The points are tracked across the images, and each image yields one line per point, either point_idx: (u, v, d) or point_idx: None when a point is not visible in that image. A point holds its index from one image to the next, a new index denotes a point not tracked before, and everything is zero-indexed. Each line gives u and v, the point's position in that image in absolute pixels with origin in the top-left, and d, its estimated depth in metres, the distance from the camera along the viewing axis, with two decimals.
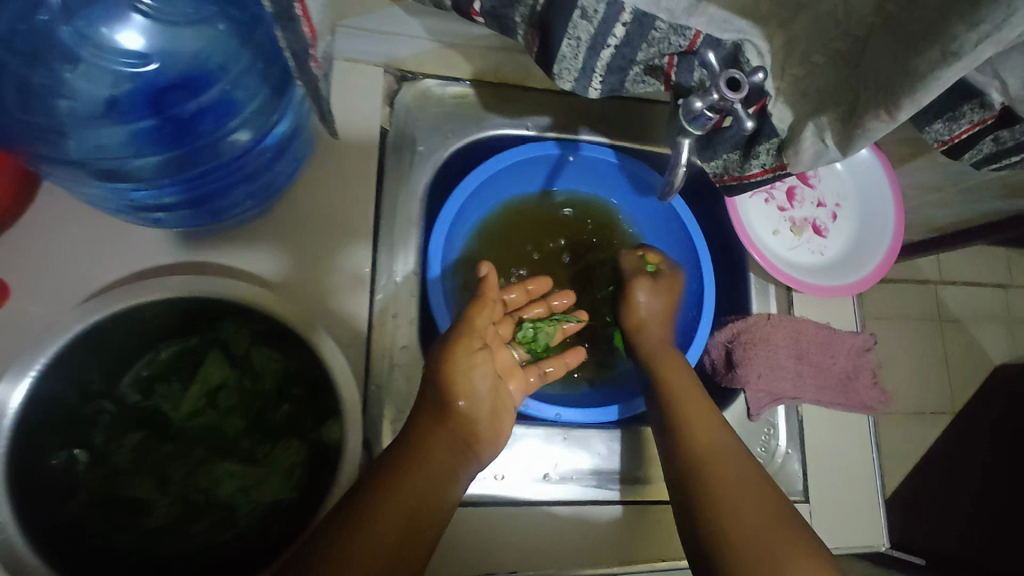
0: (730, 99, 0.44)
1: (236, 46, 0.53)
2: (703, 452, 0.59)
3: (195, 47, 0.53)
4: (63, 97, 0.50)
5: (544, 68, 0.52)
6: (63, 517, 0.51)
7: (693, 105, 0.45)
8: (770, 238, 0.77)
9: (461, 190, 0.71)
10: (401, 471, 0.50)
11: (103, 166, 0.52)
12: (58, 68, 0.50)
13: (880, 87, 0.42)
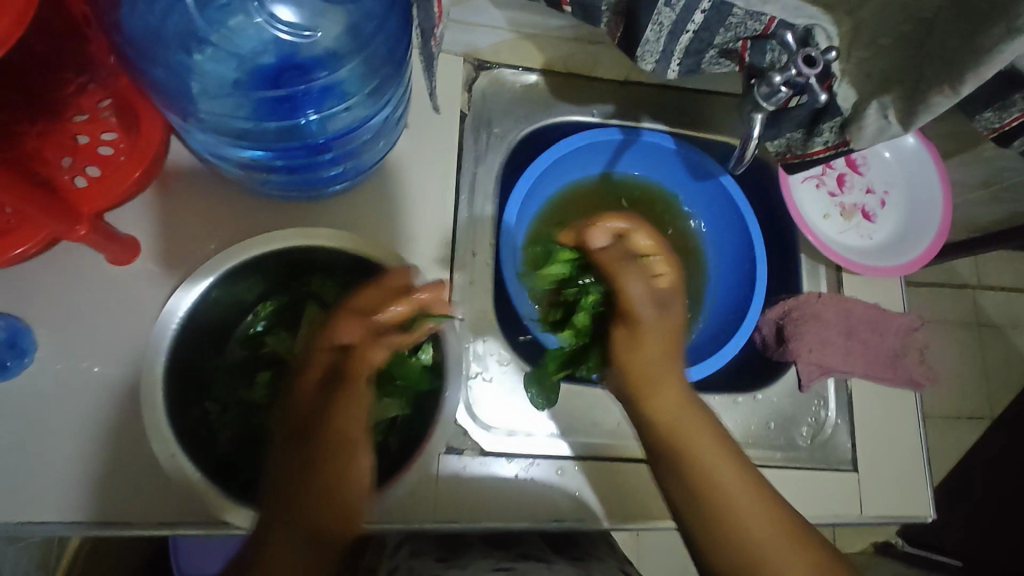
0: (808, 73, 0.49)
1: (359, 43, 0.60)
2: (719, 482, 0.56)
3: (322, 36, 0.59)
4: (195, 76, 0.57)
5: (627, 52, 0.58)
6: (215, 454, 0.56)
7: (772, 80, 0.50)
8: (820, 222, 0.82)
9: (533, 169, 0.76)
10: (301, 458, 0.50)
11: (225, 126, 0.60)
12: (193, 50, 0.57)
13: (945, 65, 0.47)
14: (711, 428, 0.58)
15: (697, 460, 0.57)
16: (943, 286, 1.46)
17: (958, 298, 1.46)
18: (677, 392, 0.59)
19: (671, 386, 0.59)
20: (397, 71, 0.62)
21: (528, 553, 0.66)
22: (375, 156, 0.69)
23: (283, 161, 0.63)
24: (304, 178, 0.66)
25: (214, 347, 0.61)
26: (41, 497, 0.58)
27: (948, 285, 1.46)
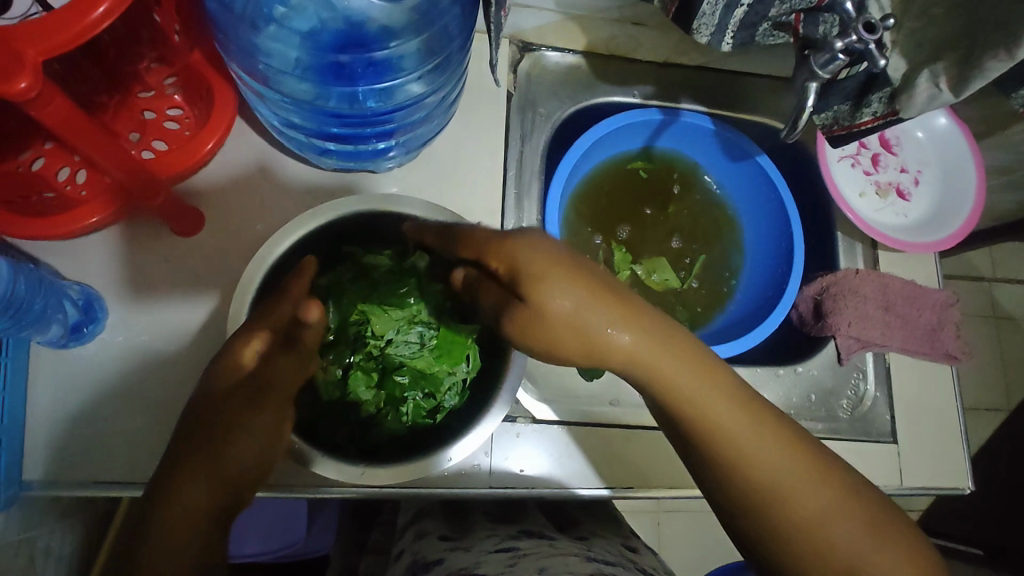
0: (868, 38, 0.51)
1: (415, 20, 0.61)
2: (731, 447, 0.49)
3: (379, 14, 0.61)
4: (263, 55, 0.59)
5: (683, 27, 0.60)
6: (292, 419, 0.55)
7: (831, 46, 0.52)
8: (857, 200, 0.83)
9: (577, 147, 0.78)
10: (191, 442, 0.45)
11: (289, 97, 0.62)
12: (261, 28, 0.58)
13: (999, 29, 0.49)
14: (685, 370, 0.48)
15: (713, 430, 0.49)
16: (962, 278, 1.48)
17: (977, 290, 1.48)
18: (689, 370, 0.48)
19: (674, 364, 0.47)
20: (455, 49, 0.64)
21: (532, 529, 0.66)
22: (428, 133, 0.71)
23: (341, 133, 0.66)
24: (359, 150, 0.69)
25: None
26: (114, 456, 0.61)
27: (967, 277, 1.48)
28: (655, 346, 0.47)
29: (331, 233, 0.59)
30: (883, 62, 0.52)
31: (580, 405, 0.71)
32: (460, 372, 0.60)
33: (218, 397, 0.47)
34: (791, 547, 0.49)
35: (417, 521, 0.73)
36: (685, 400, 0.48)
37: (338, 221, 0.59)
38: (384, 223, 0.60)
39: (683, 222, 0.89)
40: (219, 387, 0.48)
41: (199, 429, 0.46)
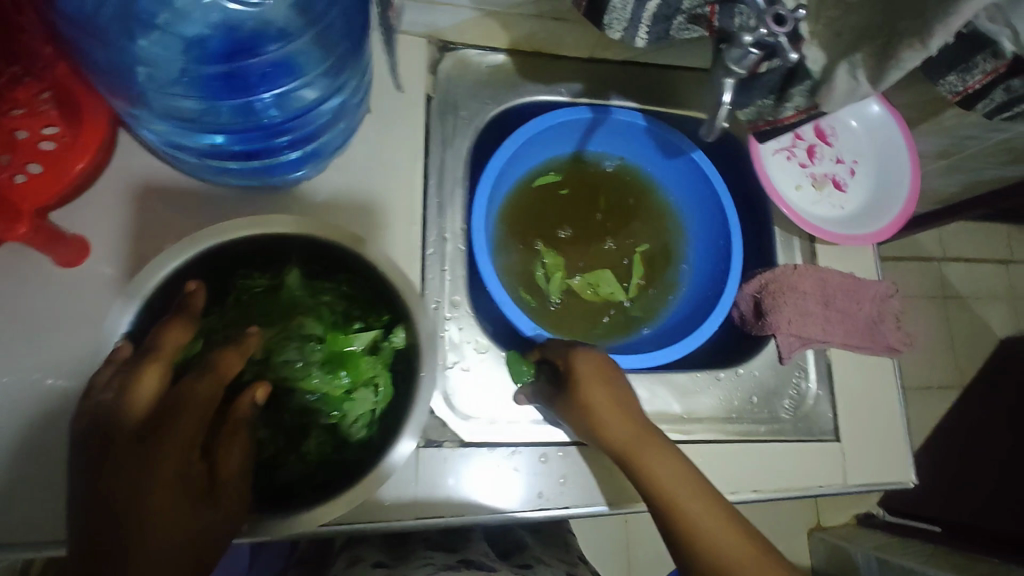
0: (777, 32, 0.48)
1: (303, 16, 0.57)
2: (703, 539, 0.51)
3: (266, 15, 0.56)
4: (142, 64, 0.53)
5: (594, 21, 0.56)
6: None
7: (741, 40, 0.49)
8: (793, 193, 0.81)
9: (502, 150, 0.74)
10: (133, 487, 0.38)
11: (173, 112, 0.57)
12: (137, 36, 0.53)
13: (914, 19, 0.46)
14: (675, 468, 0.55)
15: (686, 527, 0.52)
16: (910, 260, 1.49)
17: (925, 271, 1.49)
18: (677, 466, 0.55)
19: (665, 467, 0.55)
20: (354, 48, 0.60)
21: (472, 558, 0.63)
22: (338, 143, 0.67)
23: (242, 146, 0.61)
24: (266, 163, 0.63)
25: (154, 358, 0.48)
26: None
27: (914, 259, 1.49)
28: (649, 441, 0.56)
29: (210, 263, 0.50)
30: (795, 55, 0.49)
31: (514, 420, 0.68)
32: (368, 398, 0.52)
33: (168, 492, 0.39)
34: None
35: (351, 548, 0.70)
36: (663, 487, 0.54)
37: (216, 251, 0.49)
38: (268, 245, 0.51)
39: (621, 221, 0.86)
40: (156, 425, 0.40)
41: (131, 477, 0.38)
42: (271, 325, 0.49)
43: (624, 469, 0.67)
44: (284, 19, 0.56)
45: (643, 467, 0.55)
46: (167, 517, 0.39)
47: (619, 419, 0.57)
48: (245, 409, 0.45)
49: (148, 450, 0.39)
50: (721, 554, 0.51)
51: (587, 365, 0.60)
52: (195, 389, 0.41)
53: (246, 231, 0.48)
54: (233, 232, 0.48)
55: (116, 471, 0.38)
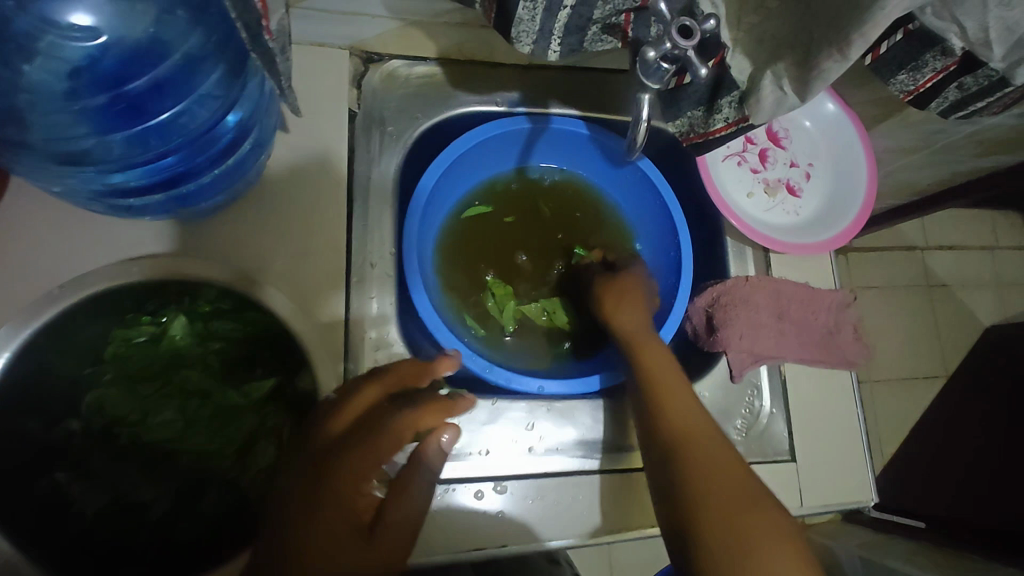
0: (683, 47, 0.43)
1: (189, 27, 0.53)
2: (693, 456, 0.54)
3: (146, 31, 0.53)
4: (20, 91, 0.50)
5: (503, 34, 0.52)
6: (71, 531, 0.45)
7: (647, 55, 0.45)
8: (745, 201, 0.78)
9: (434, 167, 0.71)
10: (336, 460, 0.44)
11: (60, 151, 0.51)
12: (15, 63, 0.50)
13: (831, 26, 0.42)
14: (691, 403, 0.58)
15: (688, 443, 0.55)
16: (892, 250, 1.44)
17: (907, 260, 1.44)
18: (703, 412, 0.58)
19: (682, 400, 0.58)
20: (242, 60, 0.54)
21: None
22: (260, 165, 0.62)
23: (154, 176, 0.55)
24: (182, 192, 0.57)
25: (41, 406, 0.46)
26: None
27: (897, 249, 1.44)
28: (676, 370, 0.61)
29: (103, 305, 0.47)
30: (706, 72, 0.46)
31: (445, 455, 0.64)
32: (268, 450, 0.48)
33: (342, 480, 0.44)
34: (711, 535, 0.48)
35: None
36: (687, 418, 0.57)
37: (93, 303, 0.47)
38: (145, 294, 0.48)
39: (570, 235, 0.81)
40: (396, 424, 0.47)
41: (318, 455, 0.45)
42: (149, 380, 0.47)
43: (563, 502, 0.64)
44: (160, 25, 0.53)
45: (657, 384, 0.60)
46: (326, 530, 0.43)
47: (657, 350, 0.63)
48: (431, 455, 0.48)
49: (349, 450, 0.45)
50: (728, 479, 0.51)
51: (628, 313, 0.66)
52: (384, 423, 0.46)
53: (119, 280, 0.47)
54: (104, 281, 0.47)
55: (329, 462, 0.44)
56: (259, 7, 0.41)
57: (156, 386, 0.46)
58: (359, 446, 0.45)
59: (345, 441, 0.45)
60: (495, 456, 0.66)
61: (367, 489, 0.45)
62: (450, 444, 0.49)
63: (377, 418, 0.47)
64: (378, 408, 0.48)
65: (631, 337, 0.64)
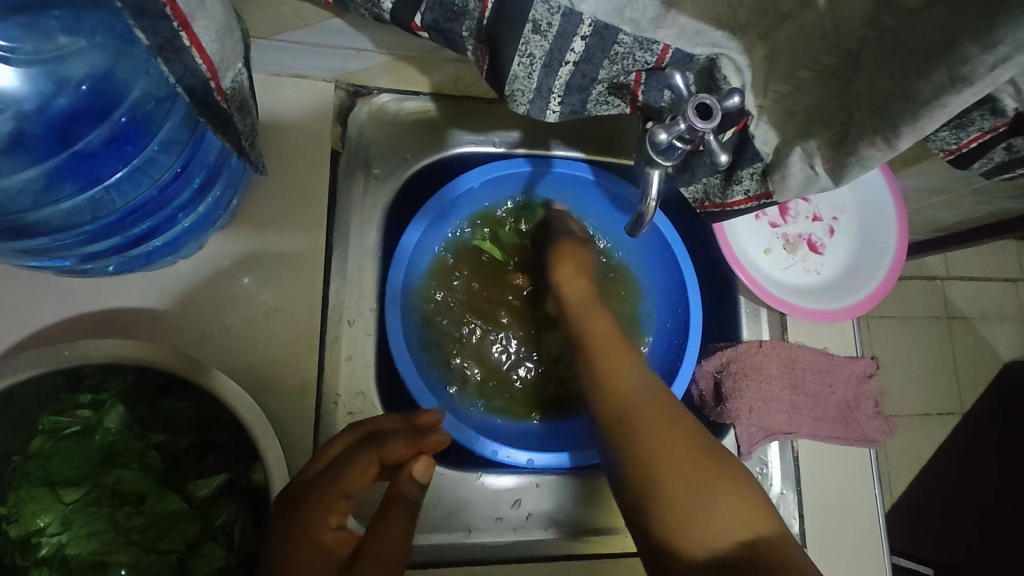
0: (700, 129, 0.39)
1: (139, 67, 0.47)
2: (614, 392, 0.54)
3: (87, 77, 0.46)
4: None
5: (496, 90, 0.46)
6: None
7: (657, 136, 0.41)
8: (761, 258, 0.71)
9: (423, 214, 0.65)
10: (308, 495, 0.42)
11: (4, 223, 0.44)
12: None
13: (876, 110, 0.36)
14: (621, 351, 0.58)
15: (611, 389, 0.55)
16: (912, 279, 1.27)
17: (925, 290, 1.27)
18: (640, 375, 0.55)
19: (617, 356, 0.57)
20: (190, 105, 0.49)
21: None
22: (230, 211, 0.57)
23: (119, 237, 0.49)
24: (148, 248, 0.52)
25: None
26: None
27: (916, 279, 1.27)
28: (611, 344, 0.58)
29: (38, 394, 0.42)
30: (726, 153, 0.41)
31: (422, 536, 0.59)
32: (216, 552, 0.43)
33: (323, 513, 0.42)
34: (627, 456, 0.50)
35: None
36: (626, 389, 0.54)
37: (8, 395, 0.41)
38: (76, 374, 0.43)
39: None
40: (368, 453, 0.46)
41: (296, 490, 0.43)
42: (75, 484, 0.41)
43: None
44: (109, 66, 0.46)
45: (596, 363, 0.57)
46: (318, 549, 0.40)
47: (598, 322, 0.60)
48: (408, 486, 0.45)
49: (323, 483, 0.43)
50: (654, 441, 0.49)
51: (573, 287, 0.63)
52: (358, 456, 0.45)
53: (44, 367, 0.41)
54: (27, 370, 0.41)
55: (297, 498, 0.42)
56: (205, 69, 0.36)
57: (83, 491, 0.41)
58: (322, 491, 0.42)
59: (322, 477, 0.44)
60: (476, 536, 0.61)
61: (338, 522, 0.42)
62: (425, 473, 0.46)
63: (345, 458, 0.45)
64: (351, 447, 0.46)
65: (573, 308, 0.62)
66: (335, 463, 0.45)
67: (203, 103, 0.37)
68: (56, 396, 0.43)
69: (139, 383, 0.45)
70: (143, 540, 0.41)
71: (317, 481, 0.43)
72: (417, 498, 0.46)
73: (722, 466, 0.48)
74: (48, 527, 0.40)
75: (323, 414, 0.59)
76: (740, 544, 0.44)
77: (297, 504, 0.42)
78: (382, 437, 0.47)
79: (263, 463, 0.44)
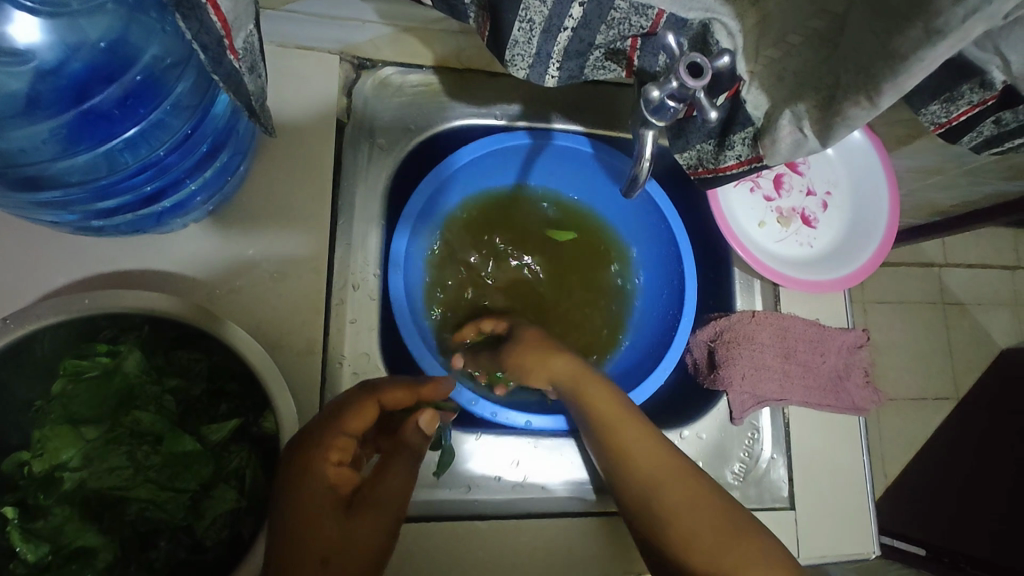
0: (692, 87, 0.41)
1: (156, 30, 0.48)
2: (614, 438, 0.56)
3: (105, 38, 0.48)
4: None
5: (497, 55, 0.47)
6: None
7: (651, 94, 0.43)
8: (756, 231, 0.73)
9: (425, 184, 0.66)
10: (309, 441, 0.44)
11: (22, 173, 0.47)
12: None
13: (861, 71, 0.38)
14: (608, 391, 0.59)
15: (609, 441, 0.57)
16: (908, 265, 1.28)
17: (922, 276, 1.28)
18: (661, 465, 0.55)
19: (602, 395, 0.58)
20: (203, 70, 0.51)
21: None
22: (239, 179, 0.59)
23: (132, 194, 0.51)
24: (157, 210, 0.54)
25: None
26: None
27: (913, 265, 1.28)
28: (625, 422, 0.57)
29: (68, 337, 0.46)
30: (717, 111, 0.43)
31: (423, 493, 0.61)
32: (228, 495, 0.45)
33: (321, 454, 0.43)
34: (649, 527, 0.54)
35: None
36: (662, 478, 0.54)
37: (30, 339, 0.44)
38: (89, 328, 0.46)
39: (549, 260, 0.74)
40: (365, 402, 0.48)
41: (297, 436, 0.45)
42: (95, 423, 0.43)
43: (544, 548, 0.60)
44: (123, 29, 0.48)
45: (593, 414, 0.58)
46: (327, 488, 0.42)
47: (606, 403, 0.58)
48: (410, 433, 0.49)
49: (320, 431, 0.45)
50: (698, 541, 0.51)
51: (560, 364, 0.61)
52: (350, 407, 0.47)
53: (66, 314, 0.44)
54: (48, 317, 0.44)
55: (298, 443, 0.44)
56: (220, 26, 0.37)
57: (103, 430, 0.43)
58: (325, 432, 0.45)
59: (324, 421, 0.46)
60: (476, 493, 0.63)
61: (339, 459, 0.44)
62: (431, 423, 0.49)
63: (340, 408, 0.47)
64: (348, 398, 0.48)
65: (571, 387, 0.60)
66: (332, 417, 0.46)
67: (217, 60, 0.39)
68: (79, 341, 0.46)
69: (152, 335, 0.47)
70: (160, 478, 0.43)
71: (321, 424, 0.46)
72: (419, 445, 0.49)
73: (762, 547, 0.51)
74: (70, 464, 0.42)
75: (329, 375, 0.61)
76: None
77: (300, 452, 0.43)
78: (379, 386, 0.50)
79: (274, 413, 0.46)
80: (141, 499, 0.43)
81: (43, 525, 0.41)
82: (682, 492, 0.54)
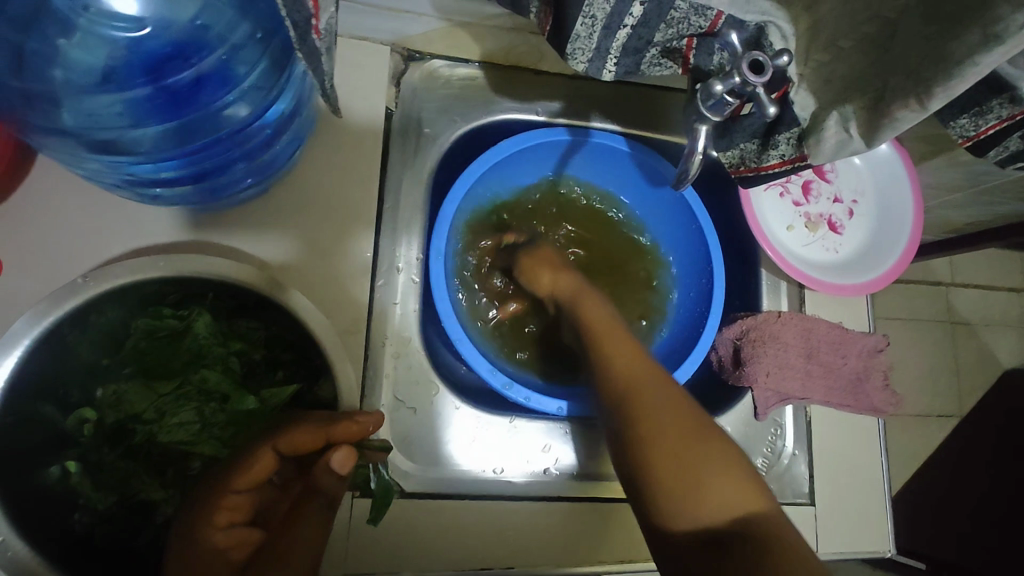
0: (752, 83, 0.43)
1: (236, 17, 0.51)
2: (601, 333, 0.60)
3: (191, 17, 0.51)
4: (59, 65, 0.48)
5: (557, 49, 0.50)
6: (75, 530, 0.45)
7: (712, 88, 0.46)
8: (785, 234, 0.75)
9: (469, 173, 0.68)
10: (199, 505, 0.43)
11: (96, 137, 0.48)
12: (52, 35, 0.48)
13: (911, 75, 0.40)
14: (602, 306, 0.63)
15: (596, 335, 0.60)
16: (918, 283, 1.29)
17: (931, 294, 1.29)
18: (642, 364, 0.57)
19: (591, 302, 0.63)
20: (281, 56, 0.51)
21: None
22: (293, 161, 0.62)
23: (187, 169, 0.54)
24: (210, 184, 0.57)
25: (68, 389, 0.46)
26: None
27: (922, 283, 1.29)
28: (611, 329, 0.60)
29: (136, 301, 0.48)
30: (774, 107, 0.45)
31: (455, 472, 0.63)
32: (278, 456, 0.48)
33: (209, 519, 0.42)
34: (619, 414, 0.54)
35: None
36: (663, 428, 0.51)
37: (104, 299, 0.46)
38: (154, 299, 0.48)
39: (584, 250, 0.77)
40: (264, 450, 0.44)
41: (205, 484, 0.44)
42: (167, 379, 0.47)
43: (565, 537, 0.62)
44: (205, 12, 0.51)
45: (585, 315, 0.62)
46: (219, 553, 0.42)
47: (598, 316, 0.62)
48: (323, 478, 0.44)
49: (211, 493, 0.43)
50: (660, 428, 0.51)
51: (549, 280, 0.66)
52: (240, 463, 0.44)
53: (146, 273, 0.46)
54: (123, 278, 0.46)
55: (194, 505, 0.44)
56: (309, 4, 0.38)
57: (174, 385, 0.47)
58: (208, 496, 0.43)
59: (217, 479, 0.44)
60: (506, 475, 0.64)
61: (228, 522, 0.43)
62: (343, 463, 0.44)
63: (238, 458, 0.44)
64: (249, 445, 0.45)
65: (571, 296, 0.65)
66: (222, 477, 0.44)
67: (304, 38, 0.41)
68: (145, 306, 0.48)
69: (217, 303, 0.50)
70: (222, 434, 0.47)
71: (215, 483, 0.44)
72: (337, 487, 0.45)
73: (721, 447, 0.51)
74: (143, 415, 0.47)
75: (371, 353, 0.63)
76: (730, 521, 0.47)
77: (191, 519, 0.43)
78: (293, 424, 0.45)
79: (330, 380, 0.48)
80: (202, 452, 0.47)
81: (111, 474, 0.46)
82: (657, 390, 0.54)
